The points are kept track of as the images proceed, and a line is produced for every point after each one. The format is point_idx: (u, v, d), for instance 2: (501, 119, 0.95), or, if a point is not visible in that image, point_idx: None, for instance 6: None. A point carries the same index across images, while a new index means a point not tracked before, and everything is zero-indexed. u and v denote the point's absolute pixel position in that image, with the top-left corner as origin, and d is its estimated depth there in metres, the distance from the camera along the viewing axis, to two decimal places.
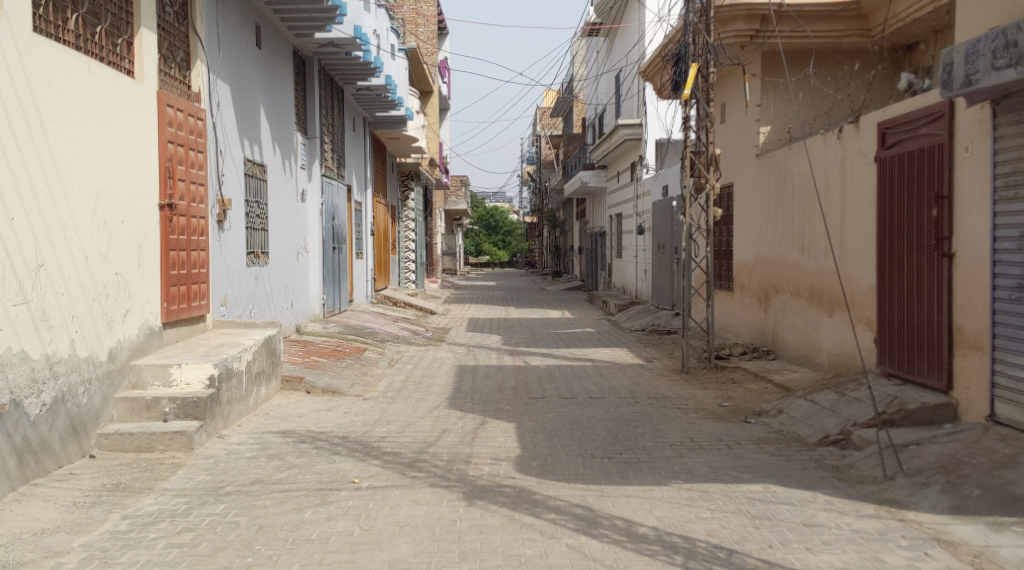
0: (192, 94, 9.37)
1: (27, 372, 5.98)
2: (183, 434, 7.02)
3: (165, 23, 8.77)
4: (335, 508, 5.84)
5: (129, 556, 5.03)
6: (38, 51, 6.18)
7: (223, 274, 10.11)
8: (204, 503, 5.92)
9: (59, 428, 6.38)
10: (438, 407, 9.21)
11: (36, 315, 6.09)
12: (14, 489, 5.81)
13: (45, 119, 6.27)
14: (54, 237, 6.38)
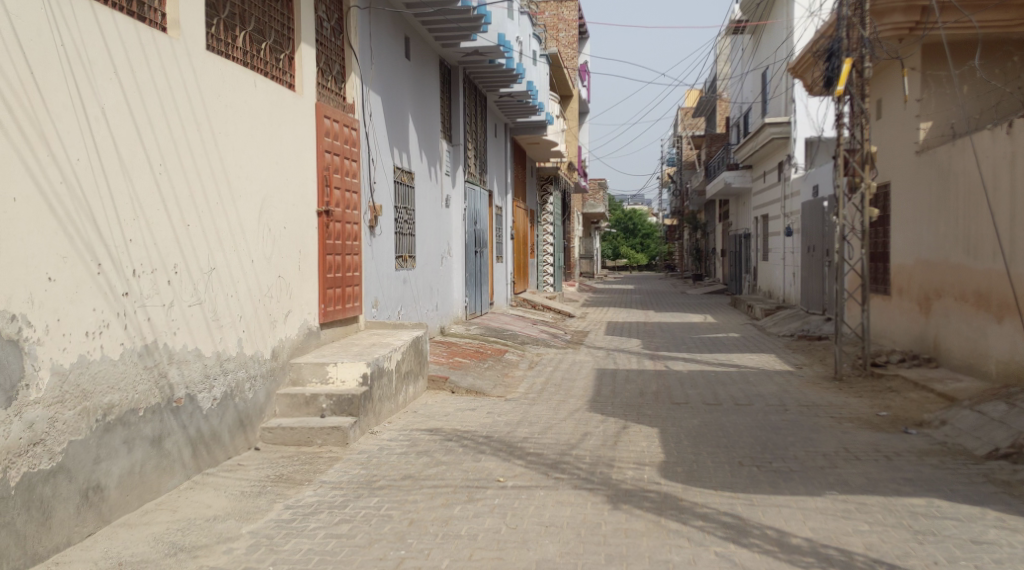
0: (347, 105, 9.73)
1: (200, 367, 6.35)
2: (339, 430, 7.31)
3: (322, 38, 9.15)
4: (482, 505, 5.97)
5: (291, 544, 5.25)
6: (210, 68, 6.57)
7: (374, 277, 10.47)
8: (360, 495, 6.16)
9: (228, 422, 6.76)
10: (580, 410, 9.24)
11: (208, 315, 6.47)
12: (188, 478, 6.21)
13: (217, 131, 6.65)
14: (224, 243, 6.76)
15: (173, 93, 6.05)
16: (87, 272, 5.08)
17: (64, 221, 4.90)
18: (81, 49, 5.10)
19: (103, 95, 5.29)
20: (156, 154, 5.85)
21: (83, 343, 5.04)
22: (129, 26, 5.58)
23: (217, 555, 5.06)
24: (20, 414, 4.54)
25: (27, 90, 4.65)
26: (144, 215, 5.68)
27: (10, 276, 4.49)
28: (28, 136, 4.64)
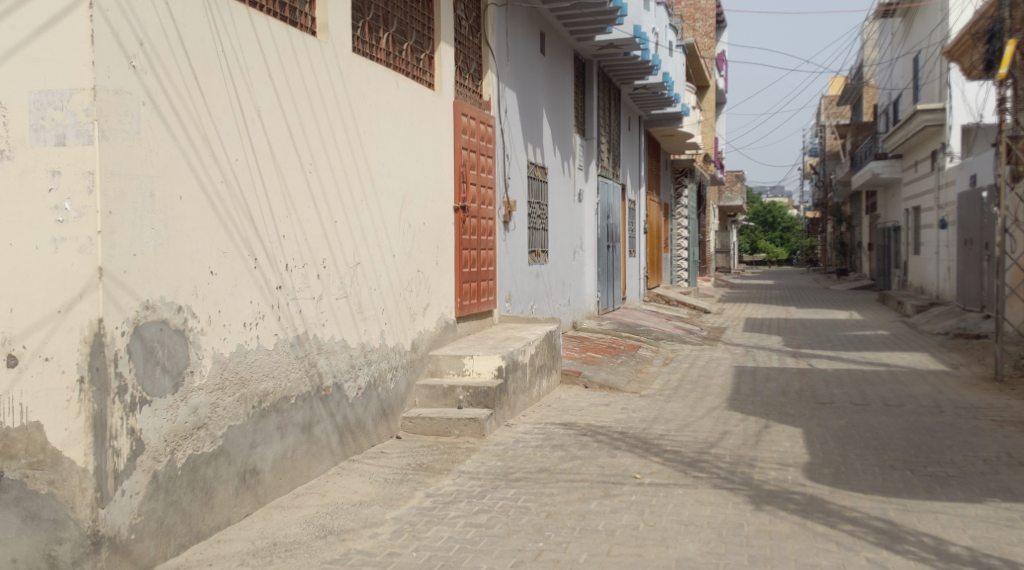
0: (483, 102, 9.85)
1: (347, 357, 6.56)
2: (475, 421, 7.41)
3: (460, 37, 9.29)
4: (619, 501, 5.95)
5: (433, 532, 5.36)
6: (356, 70, 6.77)
7: (508, 271, 10.57)
8: (497, 486, 6.23)
9: (372, 411, 6.97)
10: (718, 408, 9.07)
11: (353, 308, 6.68)
12: (335, 463, 6.43)
13: (362, 131, 6.85)
14: (368, 239, 6.95)
15: (321, 94, 6.25)
16: (243, 267, 5.30)
17: (224, 219, 5.11)
18: (239, 55, 5.31)
19: (258, 97, 5.50)
20: (307, 153, 6.06)
21: (240, 333, 5.27)
22: (281, 31, 5.79)
23: (364, 539, 5.21)
24: (186, 399, 4.77)
25: (192, 95, 4.86)
26: (295, 213, 5.90)
27: (178, 271, 4.72)
28: (193, 139, 4.86)
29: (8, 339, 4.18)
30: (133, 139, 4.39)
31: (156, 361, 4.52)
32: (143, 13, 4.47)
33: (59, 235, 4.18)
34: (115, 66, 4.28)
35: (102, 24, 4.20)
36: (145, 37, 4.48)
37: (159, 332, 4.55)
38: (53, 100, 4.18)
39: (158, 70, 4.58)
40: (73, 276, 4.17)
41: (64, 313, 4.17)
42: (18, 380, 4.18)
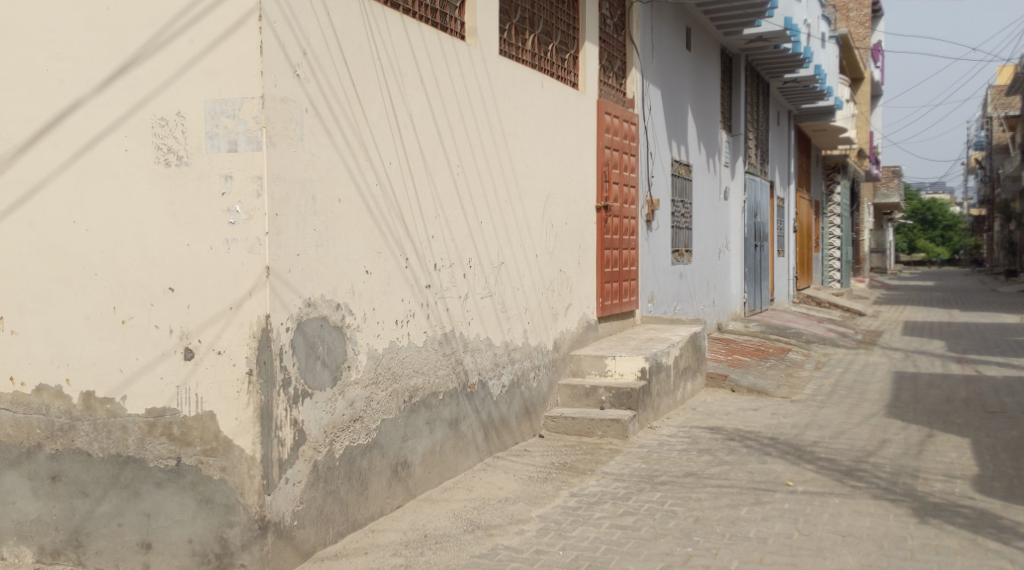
0: (627, 100, 9.80)
1: (491, 356, 6.66)
2: (619, 422, 7.39)
3: (605, 35, 9.27)
4: (771, 509, 5.81)
5: (579, 531, 5.38)
6: (503, 72, 6.87)
7: (651, 271, 10.47)
8: (642, 489, 6.20)
9: (515, 408, 7.06)
10: (876, 415, 8.72)
11: (498, 307, 6.76)
12: (481, 459, 6.55)
13: (507, 132, 6.94)
14: (512, 238, 7.04)
15: (469, 97, 6.37)
16: (396, 266, 5.47)
17: (378, 220, 5.28)
18: (393, 61, 5.47)
19: (411, 101, 5.66)
20: (455, 155, 6.19)
21: (393, 331, 5.43)
22: (432, 36, 5.93)
23: (510, 535, 5.28)
24: (344, 393, 4.96)
25: (350, 101, 5.05)
26: (443, 214, 6.03)
27: (336, 270, 4.91)
28: (351, 143, 5.04)
29: (185, 333, 4.46)
30: (297, 144, 4.59)
31: (317, 356, 4.72)
32: (306, 23, 4.68)
33: (231, 236, 4.40)
34: (281, 74, 4.48)
35: (270, 35, 4.40)
36: (307, 47, 4.68)
37: (320, 328, 4.76)
38: (226, 108, 4.40)
39: (319, 78, 4.78)
40: (243, 275, 4.39)
41: (235, 309, 4.40)
42: (194, 372, 4.46)
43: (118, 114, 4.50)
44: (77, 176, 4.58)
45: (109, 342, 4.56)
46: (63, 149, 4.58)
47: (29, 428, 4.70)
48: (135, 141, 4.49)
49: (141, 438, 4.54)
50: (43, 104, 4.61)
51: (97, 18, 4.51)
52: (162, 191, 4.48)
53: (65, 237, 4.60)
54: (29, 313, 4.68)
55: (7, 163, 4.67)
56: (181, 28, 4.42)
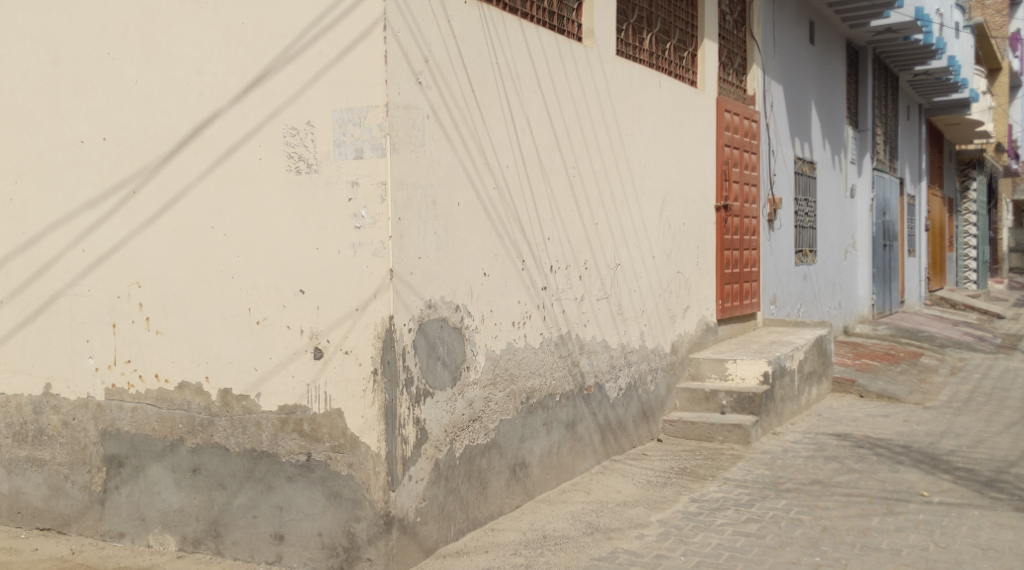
0: (748, 98, 9.63)
1: (608, 358, 6.65)
2: (740, 427, 7.27)
3: (724, 32, 9.14)
4: (904, 519, 5.63)
5: (701, 537, 5.33)
6: (620, 73, 6.86)
7: (772, 272, 10.25)
8: (766, 496, 6.09)
9: (632, 411, 7.04)
10: (1017, 424, 8.31)
11: (614, 308, 6.75)
12: (598, 461, 6.57)
13: (624, 133, 6.93)
14: (629, 239, 7.01)
15: (586, 98, 6.39)
16: (513, 269, 5.54)
17: (495, 223, 5.37)
18: (511, 65, 5.55)
19: (528, 105, 5.73)
20: (571, 156, 6.22)
21: (510, 332, 5.50)
22: (550, 39, 5.98)
23: (630, 539, 5.28)
24: (463, 393, 5.06)
25: (469, 107, 5.15)
26: (559, 215, 6.06)
27: (456, 272, 5.01)
28: (470, 147, 5.15)
29: (315, 333, 4.65)
30: (419, 150, 4.72)
31: (437, 356, 4.84)
32: (428, 31, 4.80)
33: (358, 240, 4.55)
34: (405, 82, 4.61)
35: (394, 44, 4.53)
36: (429, 54, 4.81)
37: (440, 329, 4.87)
38: (353, 117, 4.55)
39: (440, 85, 4.90)
40: (368, 277, 4.53)
41: (360, 311, 4.55)
42: (323, 370, 4.63)
43: (252, 124, 4.72)
44: (215, 184, 4.82)
45: (245, 341, 4.78)
46: (202, 158, 4.84)
47: (172, 423, 4.96)
48: (269, 149, 4.70)
49: (273, 434, 4.75)
50: (184, 116, 4.87)
51: (233, 32, 4.74)
52: (294, 198, 4.67)
53: (204, 242, 4.85)
54: (172, 314, 4.94)
55: (152, 173, 4.95)
56: (311, 40, 4.60)
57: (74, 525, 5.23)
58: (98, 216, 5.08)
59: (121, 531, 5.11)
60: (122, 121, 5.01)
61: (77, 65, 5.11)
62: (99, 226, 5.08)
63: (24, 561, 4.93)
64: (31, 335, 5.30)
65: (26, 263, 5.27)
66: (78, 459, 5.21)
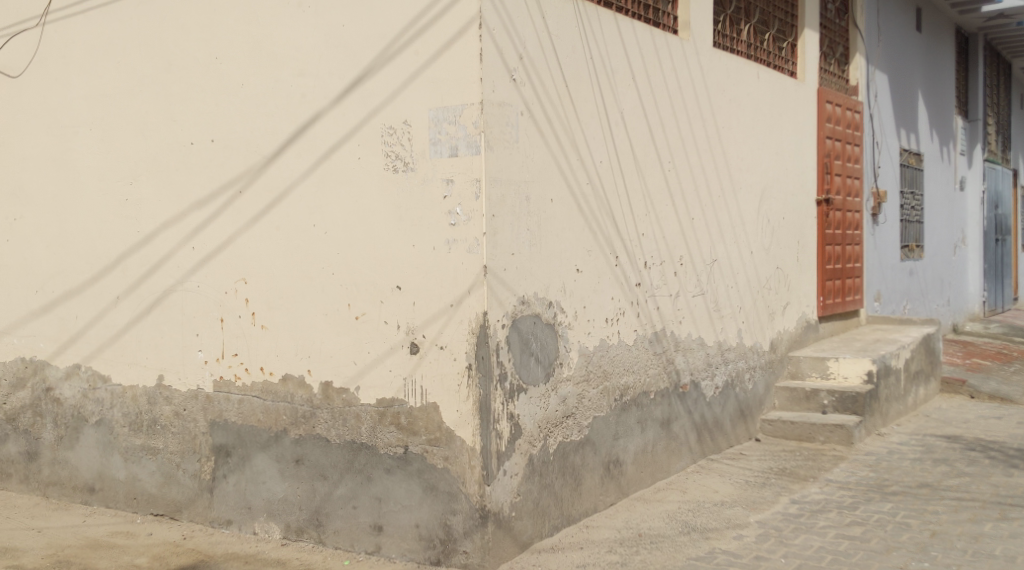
0: (850, 88, 9.38)
1: (704, 356, 6.58)
2: (843, 428, 7.09)
3: (825, 21, 8.93)
4: (1019, 526, 5.41)
5: (802, 540, 5.23)
6: (717, 65, 6.78)
7: (876, 268, 9.96)
8: (871, 499, 5.94)
9: (729, 410, 6.96)
10: None
11: (710, 305, 6.67)
12: (693, 460, 6.51)
13: (721, 126, 6.84)
14: (726, 235, 6.92)
15: (681, 92, 6.33)
16: (606, 265, 5.53)
17: (589, 219, 5.38)
18: (605, 60, 5.55)
19: (623, 100, 5.71)
20: (666, 151, 6.17)
21: (604, 329, 5.50)
22: (645, 33, 5.95)
23: (728, 539, 5.22)
24: (557, 389, 5.09)
25: (563, 102, 5.17)
26: (654, 211, 6.03)
27: (549, 269, 5.04)
28: (563, 144, 5.17)
29: (411, 328, 4.74)
30: (513, 147, 4.76)
31: (531, 352, 4.88)
32: (522, 28, 4.84)
33: (452, 237, 4.62)
34: (499, 80, 4.66)
35: (489, 42, 4.58)
36: (524, 52, 4.85)
37: (533, 325, 4.90)
38: (448, 116, 4.62)
39: (534, 82, 4.93)
40: (463, 274, 4.60)
41: (455, 307, 4.62)
42: (419, 365, 4.72)
43: (352, 124, 4.85)
44: (317, 183, 4.96)
45: (344, 336, 4.91)
46: (305, 158, 4.98)
47: (276, 415, 5.13)
48: (368, 149, 4.81)
49: (372, 426, 4.86)
50: (287, 117, 5.03)
51: (334, 35, 4.87)
52: (391, 196, 4.77)
53: (306, 240, 5.00)
54: (276, 309, 5.11)
55: (258, 172, 5.13)
56: (408, 41, 4.69)
57: (185, 511, 5.46)
58: (207, 215, 5.29)
59: (229, 519, 5.31)
60: (229, 123, 5.20)
61: (188, 70, 5.32)
62: (208, 224, 5.29)
63: (139, 545, 5.16)
64: (145, 329, 5.55)
65: (142, 260, 5.52)
66: (188, 449, 5.43)
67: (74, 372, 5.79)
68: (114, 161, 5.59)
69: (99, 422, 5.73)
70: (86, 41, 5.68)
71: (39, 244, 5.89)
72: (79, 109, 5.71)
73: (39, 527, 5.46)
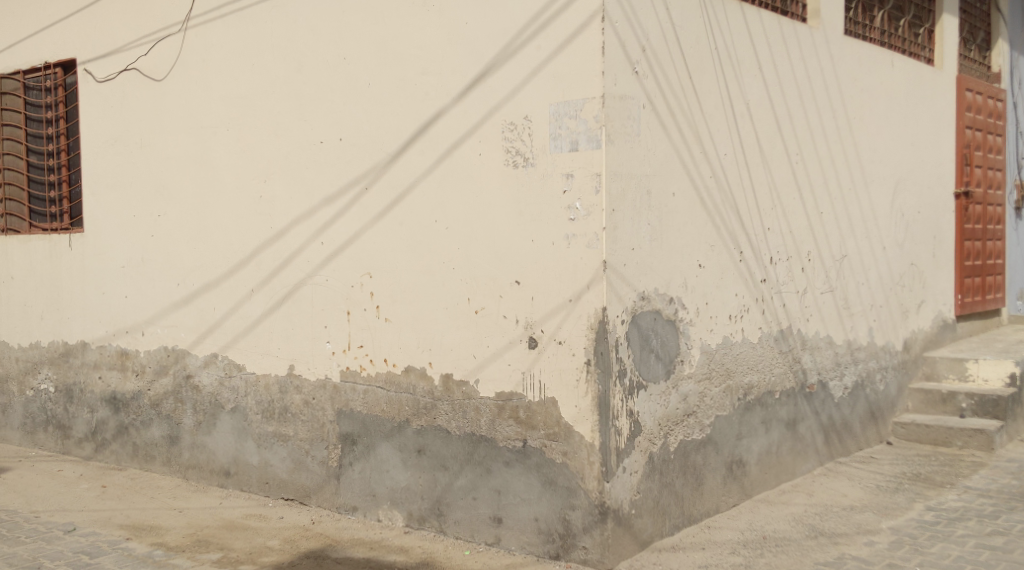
0: (992, 75, 8.90)
1: (832, 355, 6.38)
2: (983, 433, 6.72)
3: (967, 5, 8.50)
4: None
5: (939, 548, 5.01)
6: (849, 53, 6.55)
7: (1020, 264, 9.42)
8: (1014, 508, 5.63)
9: (859, 412, 6.73)
10: None
11: (839, 302, 6.46)
12: (821, 463, 6.33)
13: (852, 117, 6.61)
14: (857, 230, 6.68)
15: (810, 82, 6.15)
16: (730, 260, 5.43)
17: (712, 213, 5.29)
18: (730, 50, 5.44)
19: (748, 91, 5.59)
20: (794, 142, 6.00)
21: (727, 326, 5.40)
22: (772, 21, 5.80)
23: (858, 545, 5.05)
24: (677, 387, 5.03)
25: (687, 95, 5.10)
26: (780, 204, 5.88)
27: (670, 264, 4.99)
28: (686, 137, 5.10)
29: (530, 323, 4.78)
30: (635, 141, 4.73)
31: (651, 349, 4.84)
32: (646, 20, 4.80)
33: (572, 232, 4.63)
34: (622, 73, 4.63)
35: (612, 35, 4.56)
36: (647, 43, 4.81)
37: (654, 321, 4.86)
38: (569, 110, 4.63)
39: (657, 74, 4.89)
40: (583, 268, 4.60)
41: (574, 302, 4.63)
42: (538, 360, 4.76)
43: (475, 120, 4.92)
44: (439, 179, 5.05)
45: (465, 330, 5.00)
46: (428, 155, 5.09)
47: (399, 405, 5.26)
48: (489, 145, 4.87)
49: (491, 419, 4.92)
50: (411, 115, 5.14)
51: (458, 33, 4.95)
52: (512, 190, 4.82)
53: (429, 235, 5.10)
54: (399, 303, 5.23)
55: (383, 169, 5.26)
56: (530, 37, 4.72)
57: (314, 497, 5.67)
58: (335, 211, 5.46)
59: (355, 505, 5.48)
60: (356, 122, 5.35)
61: (318, 71, 5.50)
62: (336, 220, 5.46)
63: (271, 528, 5.39)
64: (276, 320, 5.77)
65: (274, 254, 5.75)
66: (317, 436, 5.63)
67: (212, 360, 6.08)
68: (249, 159, 5.84)
69: (234, 409, 6.00)
70: (223, 44, 5.95)
71: (181, 239, 6.21)
72: (218, 110, 5.99)
73: (180, 507, 5.78)
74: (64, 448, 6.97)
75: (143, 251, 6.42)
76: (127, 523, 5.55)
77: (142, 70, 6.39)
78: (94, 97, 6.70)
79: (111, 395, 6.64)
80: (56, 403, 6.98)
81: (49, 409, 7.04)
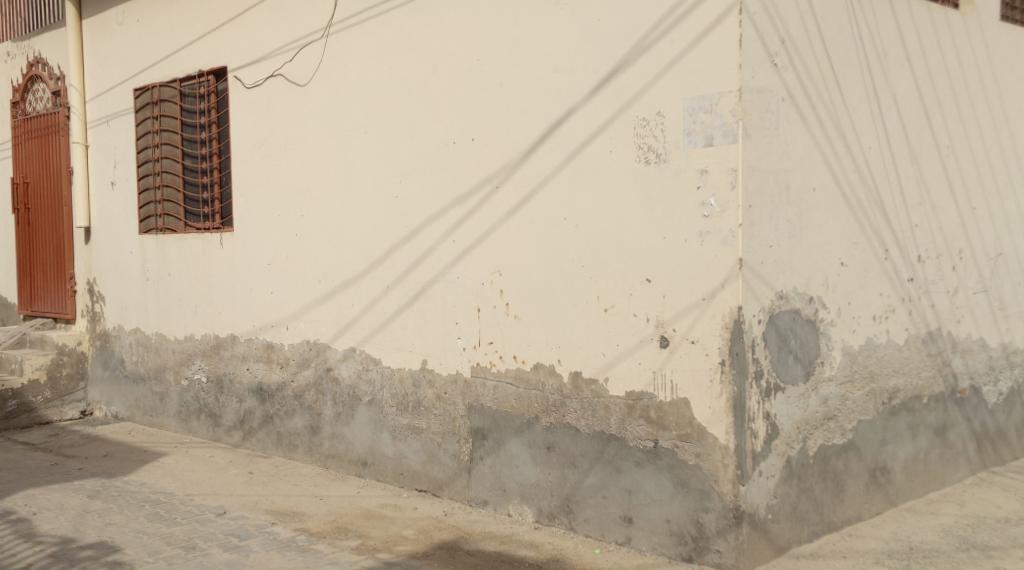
0: None
1: (986, 359, 6.03)
2: None
3: None
4: None
5: None
6: (1006, 39, 6.17)
7: None
8: None
9: (1016, 420, 6.33)
10: None
11: (994, 303, 6.10)
12: (973, 473, 6.00)
13: (1009, 107, 6.23)
14: (1014, 226, 6.29)
15: (963, 71, 5.83)
16: (874, 258, 5.21)
17: (855, 209, 5.09)
18: (876, 39, 5.22)
19: (895, 81, 5.35)
20: (944, 135, 5.70)
21: (871, 327, 5.19)
22: (922, 8, 5.53)
23: (1015, 560, 4.76)
24: (817, 390, 4.87)
25: (828, 87, 4.92)
26: (929, 199, 5.59)
27: (810, 262, 4.83)
28: (827, 131, 4.92)
29: (661, 322, 4.72)
30: (773, 134, 4.60)
31: (789, 349, 4.70)
32: (785, 11, 4.66)
33: (706, 228, 4.55)
34: (760, 66, 4.51)
35: (749, 27, 4.45)
36: (786, 35, 4.66)
37: (792, 321, 4.72)
38: (704, 104, 4.55)
39: (797, 67, 4.74)
40: (717, 266, 4.51)
41: (707, 300, 4.55)
42: (670, 359, 4.69)
43: (606, 118, 4.90)
44: (570, 177, 5.05)
45: (595, 328, 4.99)
46: (559, 153, 5.10)
47: (529, 402, 5.30)
48: (620, 142, 4.84)
49: (622, 418, 4.89)
50: (543, 114, 5.16)
51: (590, 30, 4.94)
52: (643, 187, 4.77)
53: (559, 233, 5.11)
54: (530, 300, 5.27)
55: (514, 168, 5.31)
56: (663, 32, 4.66)
57: (446, 489, 5.78)
58: (467, 210, 5.55)
59: (486, 499, 5.55)
60: (488, 122, 5.42)
61: (452, 72, 5.60)
62: (468, 218, 5.54)
63: (406, 518, 5.53)
64: (410, 317, 5.91)
65: (408, 252, 5.89)
66: (449, 430, 5.74)
67: (351, 354, 6.29)
68: (385, 160, 6.01)
69: (371, 402, 6.18)
70: (362, 49, 6.14)
71: (322, 238, 6.44)
72: (357, 113, 6.18)
73: (321, 494, 6.01)
74: (214, 435, 7.36)
75: (287, 249, 6.70)
76: (272, 507, 5.82)
77: (287, 76, 6.67)
78: (243, 102, 7.04)
79: (257, 386, 6.96)
80: (208, 393, 7.38)
81: (201, 398, 7.46)
